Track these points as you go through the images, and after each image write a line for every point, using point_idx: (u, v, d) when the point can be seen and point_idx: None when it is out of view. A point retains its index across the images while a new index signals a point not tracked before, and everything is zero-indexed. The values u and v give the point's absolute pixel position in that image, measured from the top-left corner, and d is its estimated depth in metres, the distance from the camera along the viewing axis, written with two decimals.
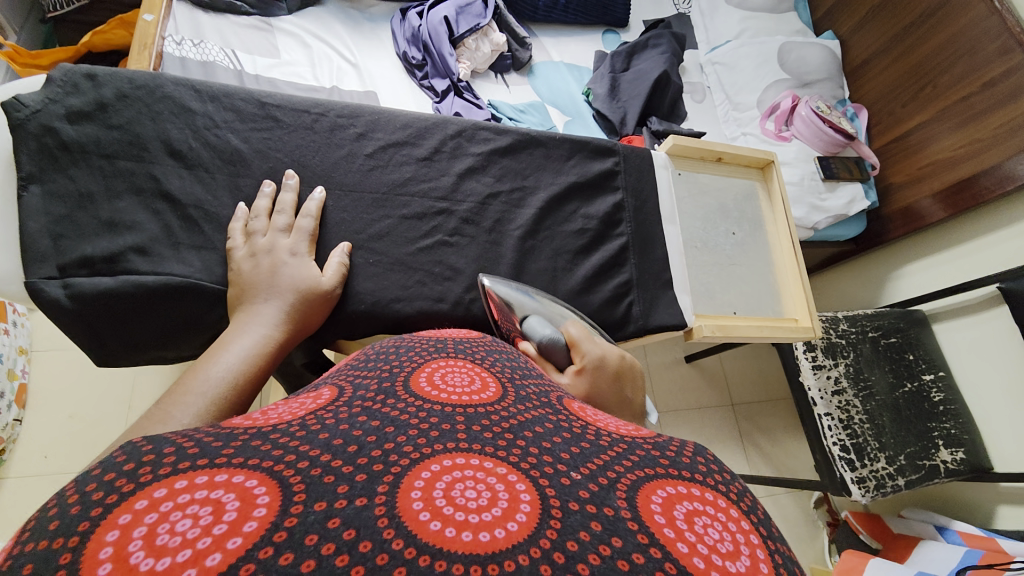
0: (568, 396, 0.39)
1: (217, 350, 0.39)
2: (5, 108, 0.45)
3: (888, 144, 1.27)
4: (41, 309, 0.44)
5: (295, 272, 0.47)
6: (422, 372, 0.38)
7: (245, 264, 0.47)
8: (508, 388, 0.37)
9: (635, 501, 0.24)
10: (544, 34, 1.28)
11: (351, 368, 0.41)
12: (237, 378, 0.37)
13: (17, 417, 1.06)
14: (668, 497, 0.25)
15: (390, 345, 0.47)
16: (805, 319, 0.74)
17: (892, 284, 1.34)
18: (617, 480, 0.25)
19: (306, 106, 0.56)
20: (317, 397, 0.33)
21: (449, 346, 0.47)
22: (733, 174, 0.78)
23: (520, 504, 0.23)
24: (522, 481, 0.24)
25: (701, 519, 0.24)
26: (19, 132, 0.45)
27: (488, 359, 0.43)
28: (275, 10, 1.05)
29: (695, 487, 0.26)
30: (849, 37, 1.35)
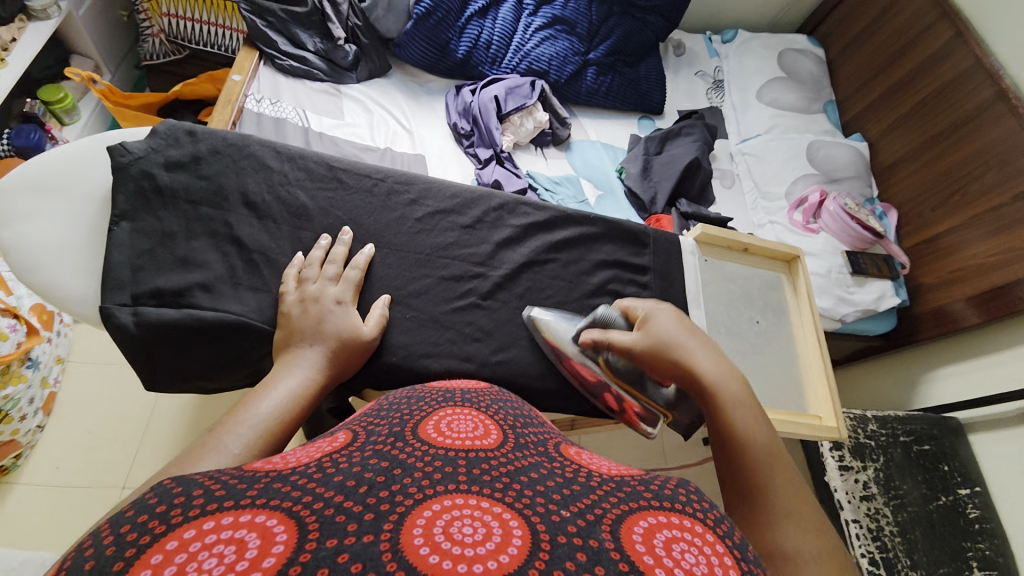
0: (564, 443, 0.43)
1: (265, 387, 0.42)
2: (114, 152, 0.51)
3: (920, 244, 1.27)
4: (109, 332, 0.48)
5: (339, 320, 0.50)
6: (430, 419, 0.41)
7: (293, 308, 0.50)
8: (508, 435, 0.40)
9: (618, 533, 0.27)
10: (584, 116, 1.38)
11: (365, 416, 0.43)
12: (282, 414, 0.40)
13: (40, 424, 1.10)
14: (648, 527, 0.28)
15: (401, 396, 0.48)
16: (830, 418, 0.72)
17: (926, 386, 1.29)
18: (602, 515, 0.28)
19: (369, 171, 0.62)
20: (332, 440, 0.37)
21: (455, 395, 0.49)
22: (760, 266, 0.79)
23: (512, 539, 0.26)
24: (515, 518, 0.27)
25: (678, 545, 0.27)
26: (122, 175, 0.51)
27: (493, 409, 0.46)
28: (346, 78, 1.18)
29: (677, 516, 0.29)
30: (878, 140, 1.40)
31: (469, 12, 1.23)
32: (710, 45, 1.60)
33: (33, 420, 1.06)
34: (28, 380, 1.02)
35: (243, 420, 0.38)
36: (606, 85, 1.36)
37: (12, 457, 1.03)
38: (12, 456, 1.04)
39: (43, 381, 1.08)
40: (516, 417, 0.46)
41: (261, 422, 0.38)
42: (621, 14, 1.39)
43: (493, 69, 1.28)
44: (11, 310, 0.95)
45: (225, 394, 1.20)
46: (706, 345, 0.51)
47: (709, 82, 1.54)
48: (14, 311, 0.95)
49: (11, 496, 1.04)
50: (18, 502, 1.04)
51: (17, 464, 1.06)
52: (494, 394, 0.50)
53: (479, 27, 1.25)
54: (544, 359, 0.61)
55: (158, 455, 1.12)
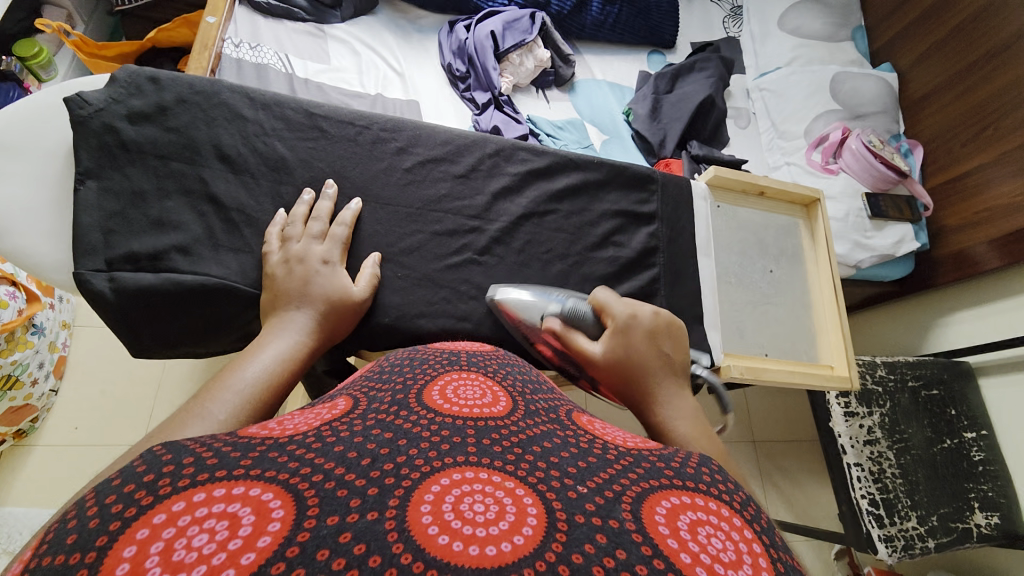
0: (576, 411, 0.42)
1: (251, 352, 0.41)
2: (70, 104, 0.47)
3: (944, 184, 1.20)
4: (86, 299, 0.46)
5: (325, 282, 0.48)
6: (435, 384, 0.39)
7: (278, 269, 0.48)
8: (518, 403, 0.38)
9: (640, 514, 0.26)
10: (589, 52, 1.28)
11: (366, 379, 0.41)
12: (269, 378, 0.39)
13: (53, 388, 1.12)
14: (672, 509, 0.27)
15: (404, 356, 0.47)
16: (842, 368, 0.70)
17: (939, 331, 1.26)
18: (622, 494, 0.27)
19: (352, 118, 0.57)
20: (332, 407, 0.35)
21: (460, 358, 0.47)
22: (775, 211, 0.75)
23: (527, 517, 0.25)
24: (529, 496, 0.26)
25: (704, 529, 0.26)
26: (81, 129, 0.47)
27: (499, 374, 0.45)
28: (330, 18, 1.09)
29: (702, 498, 0.28)
30: (907, 71, 1.29)
31: None
32: None
33: (45, 384, 1.08)
34: (35, 345, 1.02)
35: (229, 385, 0.36)
36: (613, 16, 1.25)
37: (29, 421, 1.06)
38: (30, 418, 1.07)
39: (52, 346, 1.09)
40: (524, 383, 0.44)
41: (248, 387, 0.36)
42: None
43: (489, 1, 1.17)
44: (7, 277, 0.94)
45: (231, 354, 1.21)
46: (675, 383, 0.45)
47: (726, 9, 1.41)
48: (10, 278, 0.94)
49: (34, 456, 1.08)
50: (41, 460, 1.08)
51: (36, 426, 1.09)
52: (501, 358, 0.49)
53: None
54: None
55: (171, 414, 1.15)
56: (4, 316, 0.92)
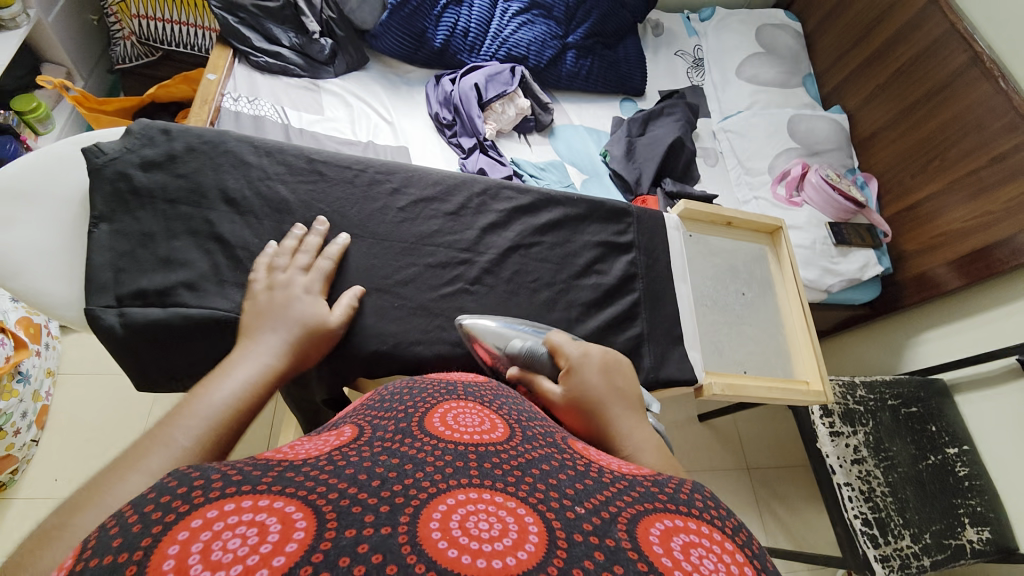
0: (570, 438, 0.44)
1: (219, 375, 0.42)
2: (87, 154, 0.51)
3: (901, 212, 1.29)
4: (98, 335, 0.48)
5: (306, 307, 0.50)
6: (436, 412, 0.41)
7: (261, 295, 0.51)
8: (515, 429, 0.40)
9: (635, 534, 0.28)
10: (565, 100, 1.38)
11: (368, 408, 0.43)
12: (236, 404, 0.40)
13: (34, 438, 1.09)
14: (665, 530, 0.29)
15: (403, 387, 0.49)
16: (817, 383, 0.74)
17: (911, 351, 1.31)
18: (618, 514, 0.29)
19: (349, 162, 0.61)
20: (339, 434, 0.37)
21: (458, 389, 0.49)
22: (742, 239, 0.80)
23: (529, 535, 0.27)
24: (531, 515, 0.28)
25: (696, 550, 0.28)
26: (97, 177, 0.51)
27: (495, 403, 0.47)
28: (323, 73, 1.16)
29: (693, 521, 0.30)
30: (857, 111, 1.41)
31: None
32: (688, 24, 1.60)
33: (27, 434, 1.06)
34: (19, 394, 1.01)
35: (195, 410, 0.38)
36: (586, 68, 1.36)
37: (8, 473, 1.03)
38: (9, 471, 1.03)
39: (35, 394, 1.07)
40: (521, 412, 0.46)
41: (213, 413, 0.38)
42: None
43: (472, 57, 1.27)
44: None
45: None
46: (632, 414, 0.46)
47: (689, 61, 1.54)
48: None
49: (9, 511, 1.03)
50: (17, 516, 1.03)
51: (15, 479, 1.05)
52: (496, 387, 0.51)
53: (456, 14, 1.23)
54: None
55: None
56: None
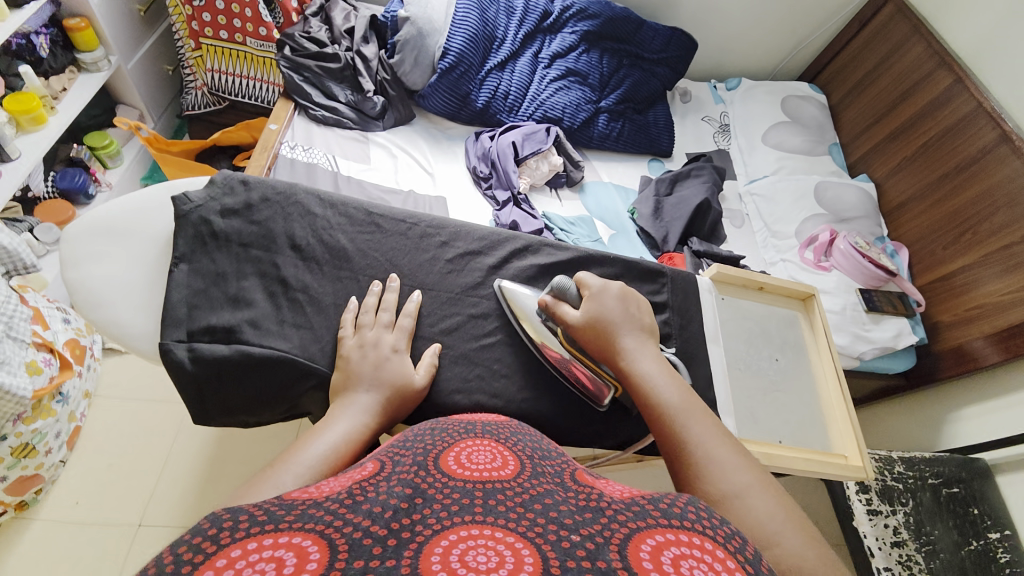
0: (577, 470, 0.44)
1: (319, 430, 0.45)
2: (177, 202, 0.56)
3: (933, 282, 1.28)
4: (168, 368, 0.52)
5: (394, 367, 0.53)
6: (451, 450, 0.43)
7: (352, 352, 0.54)
8: (525, 465, 0.41)
9: (626, 555, 0.28)
10: (596, 158, 1.44)
11: (392, 446, 0.45)
12: (334, 455, 0.42)
13: (63, 458, 1.12)
14: (656, 545, 0.29)
15: (427, 428, 0.50)
16: (855, 457, 0.72)
17: (950, 427, 1.26)
18: (611, 537, 0.30)
19: (403, 216, 0.66)
20: (362, 469, 0.39)
21: (477, 428, 0.50)
22: (775, 304, 0.81)
23: (524, 563, 0.27)
24: (527, 547, 0.28)
25: (687, 562, 0.28)
26: (183, 221, 0.56)
27: (511, 440, 0.47)
28: (371, 126, 1.26)
29: (687, 535, 0.31)
30: (884, 180, 1.44)
31: (489, 65, 1.32)
32: (716, 92, 1.67)
33: (57, 454, 1.08)
34: (56, 414, 1.04)
35: (297, 459, 0.40)
36: (617, 130, 1.43)
37: (32, 492, 1.05)
38: (34, 490, 1.06)
39: (71, 415, 1.11)
40: (535, 449, 0.47)
41: (314, 463, 0.40)
42: (630, 66, 1.49)
43: (510, 116, 1.35)
44: (47, 344, 0.98)
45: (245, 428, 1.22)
46: (638, 335, 0.56)
47: (715, 126, 1.60)
48: (49, 346, 0.98)
49: (29, 532, 1.06)
50: (37, 537, 1.05)
51: (38, 499, 1.08)
52: (514, 427, 0.52)
53: (498, 79, 1.33)
54: (567, 396, 0.63)
55: (176, 489, 1.14)
56: (37, 382, 0.95)
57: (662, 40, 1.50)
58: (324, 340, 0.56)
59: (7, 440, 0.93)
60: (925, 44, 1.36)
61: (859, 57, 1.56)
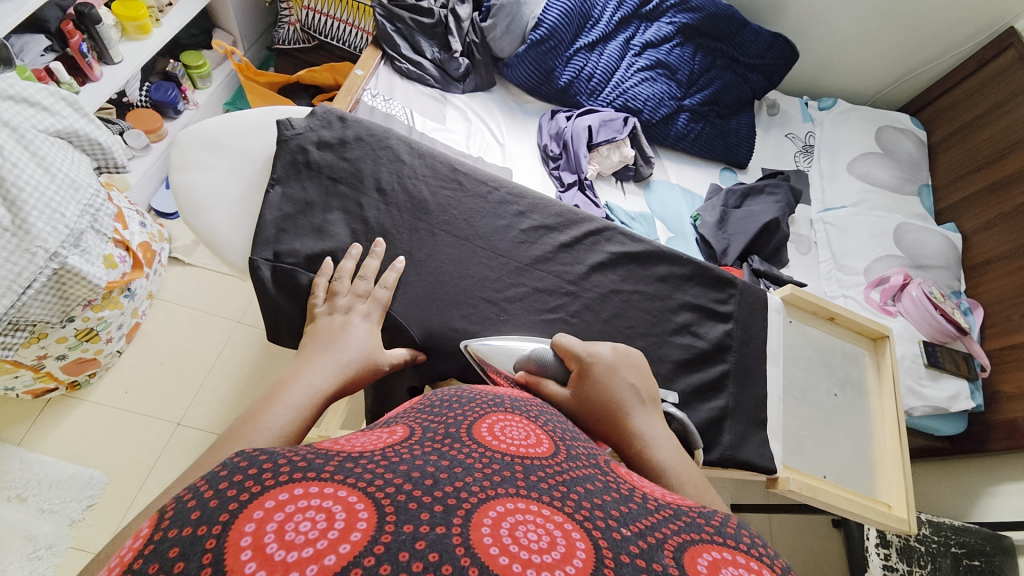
0: (612, 460, 0.44)
1: (271, 402, 0.42)
2: (281, 127, 0.60)
3: (1000, 349, 1.20)
4: (253, 282, 0.55)
5: (358, 337, 0.51)
6: (484, 420, 0.42)
7: (322, 318, 0.53)
8: (560, 447, 0.41)
9: (681, 562, 0.29)
10: (667, 157, 1.40)
11: (418, 411, 0.45)
12: (286, 433, 0.40)
13: (120, 350, 1.21)
14: (713, 561, 0.30)
15: (449, 395, 0.51)
16: (900, 508, 0.69)
17: (986, 501, 1.18)
18: (664, 541, 0.31)
19: (486, 179, 0.66)
20: (391, 432, 0.39)
21: (505, 401, 0.48)
22: (844, 338, 0.77)
23: (577, 551, 0.28)
24: (578, 532, 0.30)
25: None
26: (283, 146, 0.60)
27: (541, 417, 0.46)
28: (451, 88, 1.25)
29: (735, 553, 0.31)
30: (973, 234, 1.33)
31: (579, 44, 1.29)
32: (807, 109, 1.58)
33: (116, 345, 1.17)
34: (122, 307, 1.12)
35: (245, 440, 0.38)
36: (695, 132, 1.38)
37: (86, 374, 1.15)
38: (88, 373, 1.15)
39: (133, 312, 1.19)
40: (566, 430, 0.46)
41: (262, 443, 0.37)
42: (722, 67, 1.42)
43: (590, 100, 1.31)
44: (124, 243, 1.05)
45: (283, 356, 1.27)
46: (642, 410, 0.51)
47: (798, 145, 1.51)
48: (125, 244, 1.05)
49: (81, 410, 1.16)
50: (87, 415, 1.15)
51: (90, 381, 1.17)
52: (544, 403, 0.49)
53: (585, 59, 1.30)
54: None
55: (212, 399, 1.21)
56: (111, 276, 1.02)
57: (763, 46, 1.43)
58: (399, 285, 0.58)
59: (74, 323, 1.01)
60: None
61: (972, 98, 1.43)
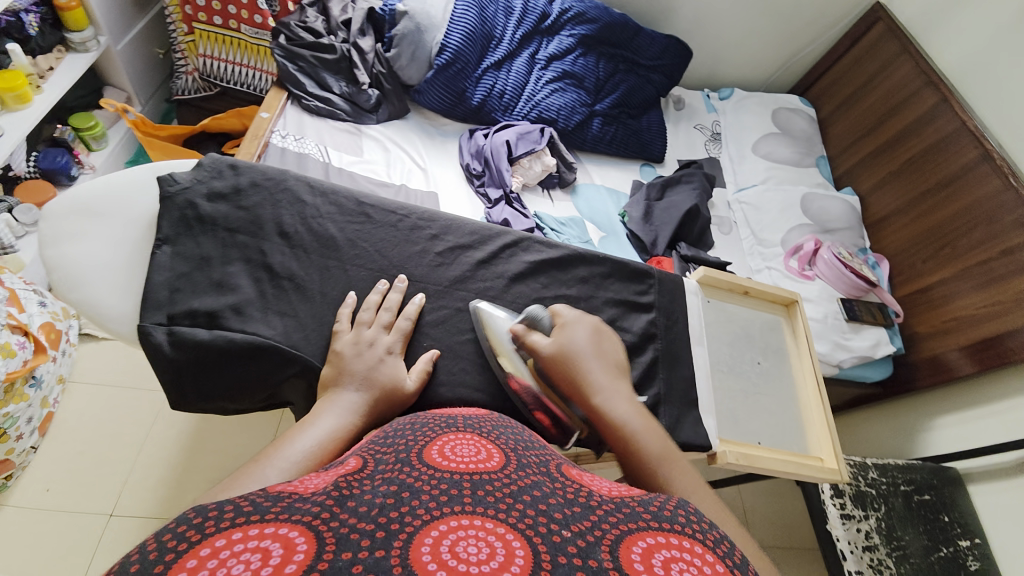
0: (565, 464, 0.45)
1: (304, 426, 0.44)
2: (163, 182, 0.58)
3: (913, 294, 1.31)
4: (146, 350, 0.52)
5: (390, 369, 0.53)
6: (435, 442, 0.42)
7: (347, 347, 0.54)
8: (511, 458, 0.41)
9: (617, 554, 0.30)
10: (589, 161, 1.45)
11: (372, 442, 0.43)
12: (316, 453, 0.42)
13: (34, 445, 1.09)
14: (647, 547, 0.31)
15: (406, 422, 0.48)
16: (831, 460, 0.73)
17: (923, 436, 1.28)
18: (603, 535, 0.31)
19: (394, 208, 0.68)
20: (344, 465, 0.38)
21: (458, 421, 0.49)
22: (759, 308, 0.82)
23: (514, 558, 0.28)
24: (518, 539, 0.30)
25: (676, 565, 0.30)
26: (168, 204, 0.57)
27: (494, 433, 0.47)
28: (365, 120, 1.25)
29: (676, 537, 0.32)
30: (869, 194, 1.47)
31: (486, 64, 1.32)
32: (709, 101, 1.69)
33: (28, 440, 1.06)
34: (29, 398, 1.02)
35: (281, 455, 0.40)
36: (610, 134, 1.44)
37: (2, 478, 1.03)
38: (4, 476, 1.03)
39: (43, 400, 1.09)
40: (518, 441, 0.47)
41: (299, 460, 0.40)
42: (626, 71, 1.50)
43: (505, 116, 1.35)
44: (22, 327, 0.96)
45: (223, 421, 1.20)
46: (612, 371, 0.54)
47: (707, 134, 1.62)
48: (24, 328, 0.95)
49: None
50: (5, 524, 1.03)
51: (7, 485, 1.05)
52: (497, 421, 0.51)
53: (494, 77, 1.33)
54: None
55: (149, 480, 1.11)
56: (10, 366, 0.93)
57: (659, 48, 1.52)
58: (309, 328, 0.58)
59: None
60: (913, 63, 1.39)
61: (849, 73, 1.59)
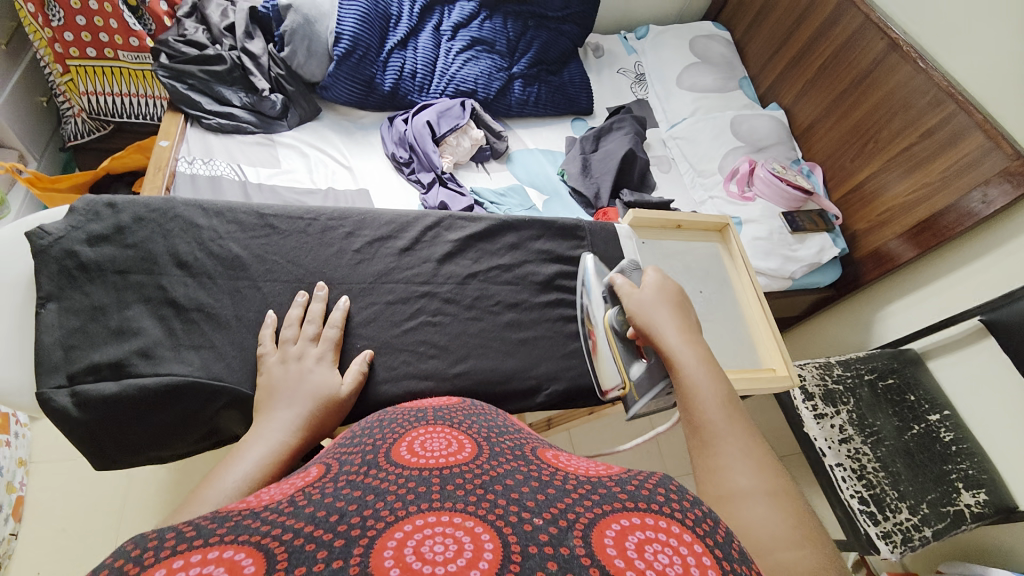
0: (542, 446, 0.44)
1: (233, 458, 0.41)
2: (32, 237, 0.53)
3: (846, 195, 1.36)
4: (50, 417, 0.50)
5: (318, 380, 0.52)
6: (403, 440, 0.40)
7: (276, 368, 0.53)
8: (483, 447, 0.40)
9: (590, 539, 0.27)
10: (518, 126, 1.43)
11: (337, 446, 0.41)
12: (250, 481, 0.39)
13: (13, 531, 1.04)
14: (622, 530, 0.28)
15: (374, 420, 0.47)
16: (782, 368, 0.76)
17: (879, 325, 1.35)
18: (575, 520, 0.28)
19: (300, 213, 0.65)
20: (305, 475, 0.36)
21: (428, 414, 0.48)
22: (693, 239, 0.84)
23: (483, 553, 0.26)
24: (487, 532, 0.27)
25: (651, 547, 0.27)
26: (42, 257, 0.53)
27: (465, 424, 0.46)
28: (276, 127, 1.19)
29: (654, 518, 0.29)
30: (793, 106, 1.50)
31: (390, 45, 1.26)
32: (626, 43, 1.67)
33: (4, 528, 1.02)
34: None
35: (209, 493, 0.37)
36: (534, 95, 1.41)
37: None
38: None
39: (8, 485, 1.04)
40: (490, 428, 0.46)
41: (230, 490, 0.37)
42: (535, 27, 1.46)
43: (423, 96, 1.30)
44: None
45: (204, 463, 1.16)
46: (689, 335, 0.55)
47: (631, 77, 1.61)
48: None
49: None
50: None
51: None
52: (466, 413, 0.49)
53: (402, 57, 1.28)
54: (501, 364, 0.65)
55: None
56: None
57: None
58: (229, 356, 0.56)
59: None
60: None
61: None
